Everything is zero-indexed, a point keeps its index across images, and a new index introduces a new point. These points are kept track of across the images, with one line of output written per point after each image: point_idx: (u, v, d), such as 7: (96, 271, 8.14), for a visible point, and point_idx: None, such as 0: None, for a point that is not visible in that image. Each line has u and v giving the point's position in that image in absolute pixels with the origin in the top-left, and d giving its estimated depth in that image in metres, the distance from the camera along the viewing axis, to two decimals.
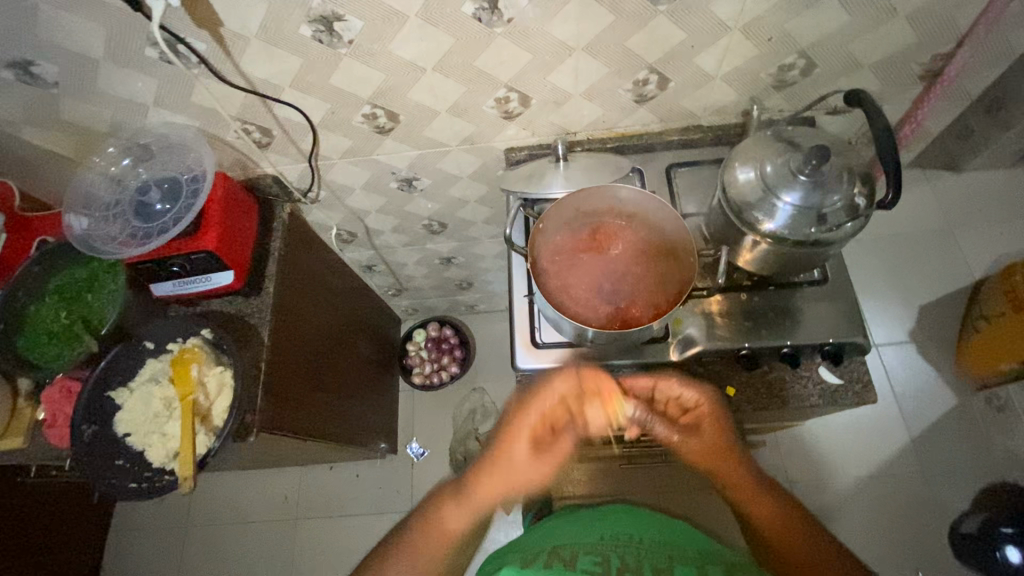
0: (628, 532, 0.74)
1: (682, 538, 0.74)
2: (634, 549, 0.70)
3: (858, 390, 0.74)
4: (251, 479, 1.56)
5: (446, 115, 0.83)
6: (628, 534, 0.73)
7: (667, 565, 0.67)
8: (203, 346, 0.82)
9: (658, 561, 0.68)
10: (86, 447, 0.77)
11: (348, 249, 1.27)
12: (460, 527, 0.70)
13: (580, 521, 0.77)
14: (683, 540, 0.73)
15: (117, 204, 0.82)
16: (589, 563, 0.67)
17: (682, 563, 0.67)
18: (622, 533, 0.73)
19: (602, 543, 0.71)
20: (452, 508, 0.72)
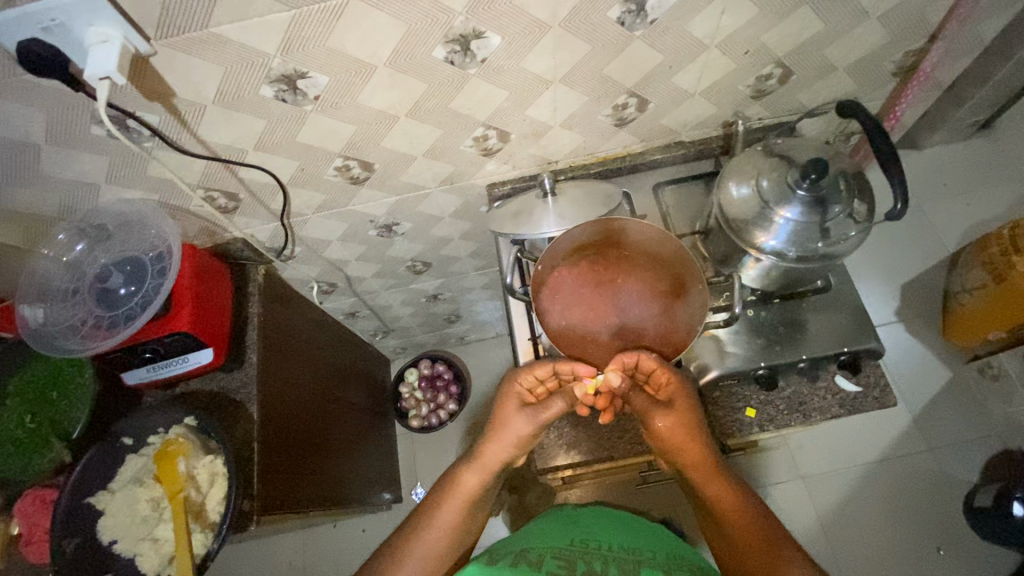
0: (597, 544, 0.78)
1: (649, 551, 0.79)
2: (601, 557, 0.74)
3: (878, 395, 0.73)
4: (251, 550, 1.47)
5: (423, 159, 0.79)
6: (596, 546, 0.77)
7: (634, 568, 0.72)
8: (188, 435, 0.75)
9: (624, 568, 0.72)
10: (69, 564, 0.69)
11: (330, 300, 1.21)
12: (456, 521, 0.74)
13: (551, 534, 0.81)
14: (647, 551, 0.79)
15: (76, 292, 0.75)
16: (557, 564, 0.70)
17: (646, 568, 0.72)
18: (591, 544, 0.77)
19: (571, 551, 0.75)
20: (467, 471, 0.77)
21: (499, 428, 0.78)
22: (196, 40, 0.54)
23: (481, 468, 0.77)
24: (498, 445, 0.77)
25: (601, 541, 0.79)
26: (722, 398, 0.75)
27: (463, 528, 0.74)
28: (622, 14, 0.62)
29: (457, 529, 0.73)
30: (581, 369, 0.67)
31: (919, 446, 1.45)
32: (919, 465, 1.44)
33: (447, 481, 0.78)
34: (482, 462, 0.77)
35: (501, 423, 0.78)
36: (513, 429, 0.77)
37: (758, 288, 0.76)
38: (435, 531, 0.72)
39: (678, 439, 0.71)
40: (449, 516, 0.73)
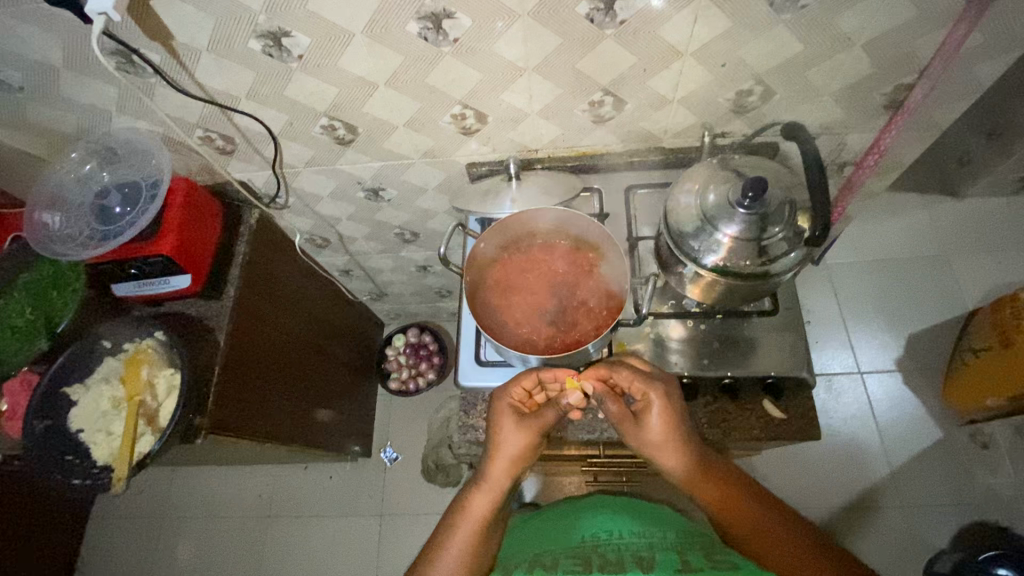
0: (606, 535, 0.82)
1: (658, 531, 0.82)
2: (613, 549, 0.78)
3: (802, 425, 0.72)
4: (227, 474, 1.59)
5: (404, 129, 0.83)
6: (606, 537, 0.81)
7: (647, 554, 0.76)
8: (154, 348, 0.84)
9: (635, 554, 0.76)
10: (35, 442, 0.78)
11: (324, 254, 1.28)
12: (475, 545, 0.69)
13: (561, 532, 0.85)
14: (656, 530, 0.83)
15: (80, 206, 0.84)
16: (571, 565, 0.75)
17: (660, 551, 0.76)
18: (600, 537, 0.82)
19: (582, 549, 0.79)
20: (475, 492, 0.73)
21: (498, 445, 0.74)
22: None
23: (489, 488, 0.73)
24: (501, 460, 0.73)
25: (609, 530, 0.83)
26: None
27: (480, 552, 0.69)
28: (591, 11, 0.63)
29: (473, 554, 0.69)
30: (560, 374, 0.69)
31: (893, 501, 1.39)
32: (889, 519, 1.38)
33: (455, 506, 0.73)
34: (489, 482, 0.73)
35: (497, 438, 0.74)
36: (509, 445, 0.73)
37: (701, 303, 0.76)
38: (453, 553, 0.68)
39: (664, 445, 0.69)
40: (463, 540, 0.69)
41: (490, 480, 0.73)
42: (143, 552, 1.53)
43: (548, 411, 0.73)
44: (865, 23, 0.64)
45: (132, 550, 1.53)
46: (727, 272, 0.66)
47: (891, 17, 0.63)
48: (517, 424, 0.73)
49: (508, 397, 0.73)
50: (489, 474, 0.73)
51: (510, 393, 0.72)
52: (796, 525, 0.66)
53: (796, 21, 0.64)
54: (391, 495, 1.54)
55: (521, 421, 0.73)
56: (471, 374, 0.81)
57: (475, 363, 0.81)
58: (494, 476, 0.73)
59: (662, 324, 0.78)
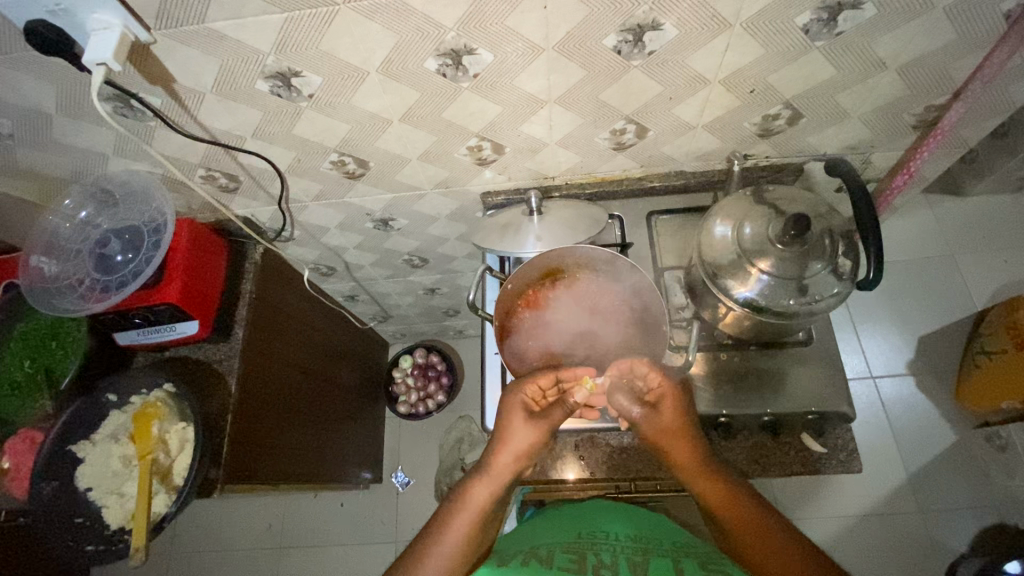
0: (604, 534, 0.75)
1: (655, 537, 0.75)
2: (609, 549, 0.70)
3: (842, 459, 0.71)
4: (236, 506, 1.55)
5: (417, 162, 0.80)
6: (603, 537, 0.74)
7: (642, 558, 0.69)
8: (166, 401, 0.80)
9: (631, 558, 0.69)
10: (43, 505, 0.74)
11: (329, 281, 1.24)
12: (472, 538, 0.63)
13: (557, 530, 0.76)
14: (654, 536, 0.75)
15: (78, 254, 0.80)
16: (565, 561, 0.67)
17: (656, 556, 0.69)
18: (597, 536, 0.74)
19: (578, 544, 0.71)
20: (475, 482, 0.67)
21: (505, 438, 0.68)
22: (193, 32, 0.56)
23: (491, 480, 0.67)
24: (504, 454, 0.68)
25: (607, 531, 0.75)
26: None
27: (476, 547, 0.63)
28: (619, 43, 0.60)
29: (469, 547, 0.62)
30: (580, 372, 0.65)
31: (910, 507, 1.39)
32: (907, 525, 1.39)
33: (452, 497, 0.67)
34: (490, 473, 0.67)
35: (505, 432, 0.68)
36: (517, 441, 0.68)
37: (734, 336, 0.74)
38: (448, 548, 0.61)
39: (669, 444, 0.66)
40: (458, 535, 0.62)
41: (492, 472, 0.67)
42: None
43: (560, 409, 0.68)
44: (902, 48, 0.62)
45: None
46: (763, 310, 0.63)
47: (928, 40, 0.61)
48: (527, 420, 0.69)
49: (519, 392, 0.69)
50: (493, 466, 0.67)
51: (524, 388, 0.68)
52: (798, 539, 0.60)
53: (831, 46, 0.62)
54: (406, 520, 1.51)
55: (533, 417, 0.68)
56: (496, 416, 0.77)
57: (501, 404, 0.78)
58: (498, 469, 0.67)
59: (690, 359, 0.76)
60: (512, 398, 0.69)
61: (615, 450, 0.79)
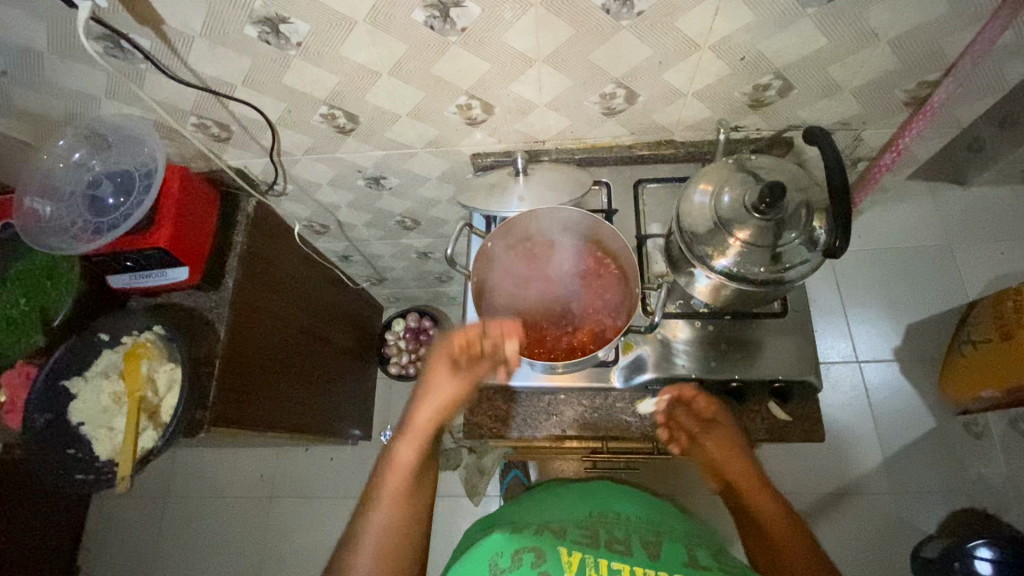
0: (615, 513, 0.76)
1: (666, 522, 0.76)
2: (622, 528, 0.72)
3: (807, 428, 0.73)
4: (228, 456, 1.60)
5: (407, 119, 0.80)
6: (615, 517, 0.75)
7: (655, 539, 0.70)
8: (156, 342, 0.83)
9: (644, 539, 0.70)
10: (38, 433, 0.79)
11: (323, 240, 1.25)
12: (408, 488, 0.67)
13: (568, 505, 0.78)
14: (667, 521, 0.76)
15: (71, 195, 0.81)
16: (578, 534, 0.69)
17: (669, 539, 0.70)
18: (609, 515, 0.75)
19: (592, 521, 0.73)
20: (406, 439, 0.69)
21: (426, 392, 0.70)
22: None
23: (413, 440, 0.69)
24: (427, 408, 0.69)
25: (618, 511, 0.77)
26: (654, 402, 0.77)
27: (415, 495, 0.68)
28: (607, 2, 0.60)
29: (407, 494, 0.67)
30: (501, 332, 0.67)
31: (886, 489, 1.41)
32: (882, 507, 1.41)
33: (382, 457, 0.70)
34: (414, 432, 0.69)
35: (427, 387, 0.70)
36: (438, 390, 0.70)
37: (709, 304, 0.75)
38: (389, 484, 0.67)
39: (721, 455, 0.70)
40: (395, 488, 0.67)
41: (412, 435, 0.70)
42: (149, 529, 1.56)
43: (484, 362, 0.70)
44: (894, 19, 0.62)
45: (135, 529, 1.56)
46: (738, 278, 0.64)
47: (919, 11, 0.61)
48: (452, 376, 0.71)
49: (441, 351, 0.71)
50: (417, 420, 0.70)
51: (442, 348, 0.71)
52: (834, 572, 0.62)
53: (822, 14, 0.61)
54: None
55: (455, 369, 0.70)
56: None
57: None
58: (423, 425, 0.69)
59: (666, 325, 0.77)
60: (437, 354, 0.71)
61: (587, 409, 0.78)
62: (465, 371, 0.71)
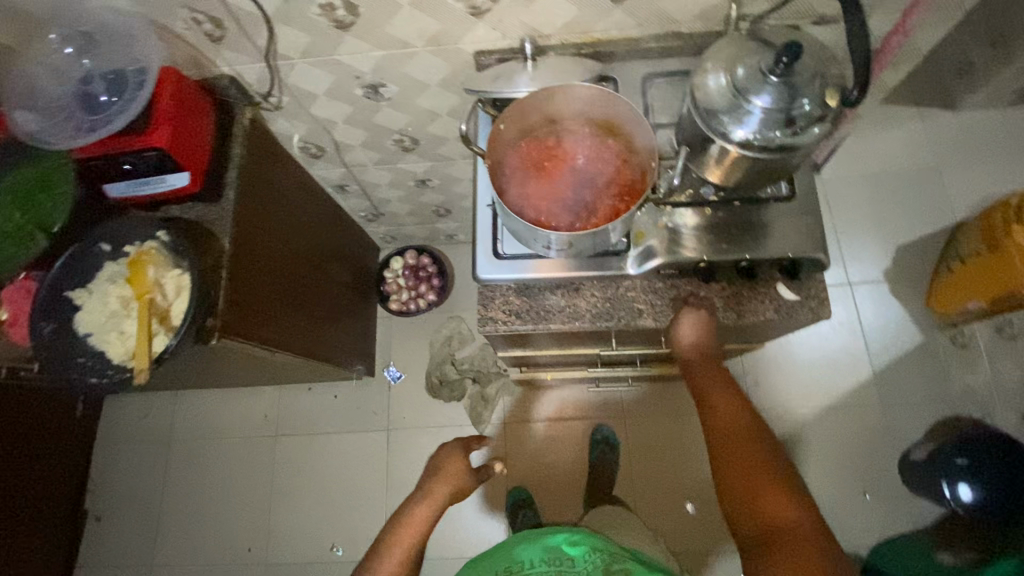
0: (521, 565, 0.81)
1: (567, 555, 0.82)
2: None
3: (813, 306, 0.76)
4: (230, 398, 1.60)
5: (408, 10, 0.78)
6: (520, 568, 0.80)
7: None
8: (159, 248, 0.81)
9: None
10: (45, 342, 0.78)
11: (319, 166, 1.22)
12: (419, 535, 0.80)
13: (486, 565, 0.83)
14: (566, 554, 0.82)
15: (61, 97, 0.80)
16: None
17: None
18: (515, 567, 0.81)
19: None
20: (421, 502, 0.84)
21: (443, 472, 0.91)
22: None
23: (430, 501, 0.84)
24: (441, 484, 0.88)
25: (524, 561, 0.82)
26: (664, 289, 0.79)
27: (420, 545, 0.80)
28: None
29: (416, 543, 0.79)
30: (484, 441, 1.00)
31: (875, 405, 1.47)
32: (874, 424, 1.46)
33: (399, 514, 0.83)
34: (433, 497, 0.85)
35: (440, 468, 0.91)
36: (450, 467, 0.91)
37: (720, 189, 0.75)
38: (404, 533, 0.80)
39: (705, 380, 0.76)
40: (411, 532, 0.80)
41: (429, 502, 0.84)
42: (155, 470, 1.57)
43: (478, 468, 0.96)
44: None
45: (141, 472, 1.57)
46: (752, 147, 0.65)
47: None
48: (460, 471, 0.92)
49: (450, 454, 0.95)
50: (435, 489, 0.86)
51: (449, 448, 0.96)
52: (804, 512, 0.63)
53: None
54: (398, 411, 1.57)
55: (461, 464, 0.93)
56: (491, 267, 0.77)
57: (493, 257, 0.77)
58: (438, 490, 0.86)
59: (677, 214, 0.77)
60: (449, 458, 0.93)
61: (600, 300, 0.80)
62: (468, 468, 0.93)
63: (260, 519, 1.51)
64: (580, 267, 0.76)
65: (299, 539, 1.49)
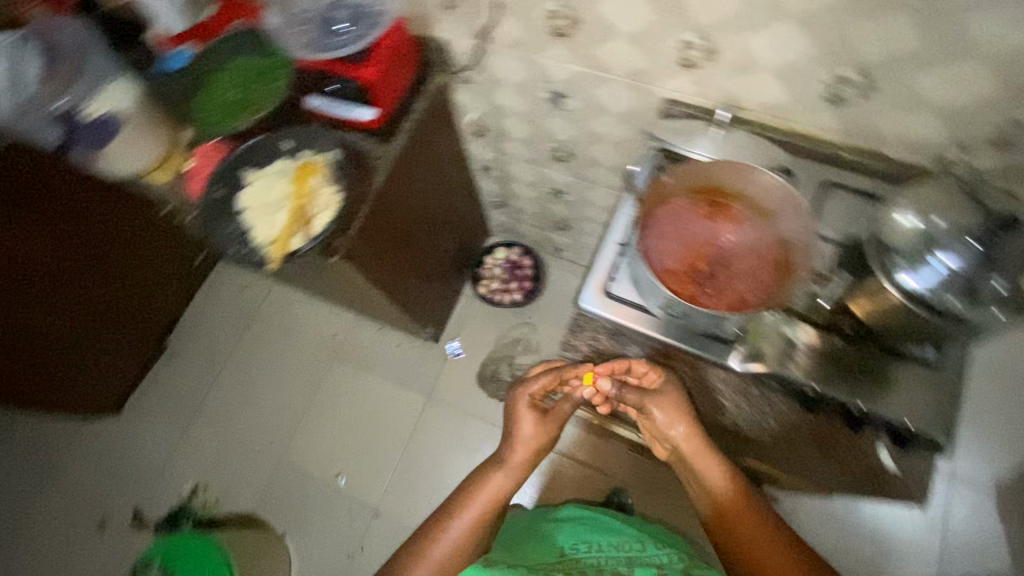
0: (585, 548, 0.87)
1: (634, 544, 0.88)
2: (591, 560, 0.82)
3: (908, 486, 0.69)
4: (314, 305, 1.74)
5: (623, 41, 0.80)
6: (584, 551, 0.85)
7: (626, 568, 0.80)
8: (326, 164, 0.92)
9: (616, 565, 0.81)
10: (213, 201, 0.90)
11: (474, 143, 1.28)
12: (488, 510, 0.88)
13: (544, 546, 0.88)
14: (631, 546, 0.88)
15: (307, 13, 0.92)
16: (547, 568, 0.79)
17: (639, 565, 0.81)
18: (579, 551, 0.85)
19: (562, 563, 0.82)
20: (495, 474, 0.92)
21: (517, 432, 0.93)
22: None
23: (507, 472, 0.92)
24: (518, 448, 0.92)
25: (587, 546, 0.87)
26: (756, 398, 0.73)
27: (486, 520, 0.88)
28: None
29: (489, 507, 0.89)
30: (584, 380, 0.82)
31: None
32: None
33: (473, 482, 0.93)
34: (508, 467, 0.92)
35: (514, 429, 0.93)
36: (524, 428, 0.93)
37: (854, 323, 0.71)
38: (474, 506, 0.89)
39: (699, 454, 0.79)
40: (478, 506, 0.89)
41: (493, 483, 0.91)
42: (231, 338, 1.75)
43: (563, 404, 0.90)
44: None
45: (220, 334, 1.75)
46: (920, 301, 0.62)
47: None
48: (536, 421, 0.93)
49: (525, 393, 0.92)
50: (510, 458, 0.92)
51: (528, 390, 0.91)
52: None
53: None
54: (444, 384, 1.62)
55: (538, 415, 0.93)
56: (596, 300, 0.78)
57: (602, 291, 0.78)
58: (513, 460, 0.92)
59: (794, 325, 0.73)
60: (520, 405, 0.93)
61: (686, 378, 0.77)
62: (546, 417, 0.93)
63: (293, 421, 1.63)
64: (681, 339, 0.75)
65: (316, 455, 1.59)
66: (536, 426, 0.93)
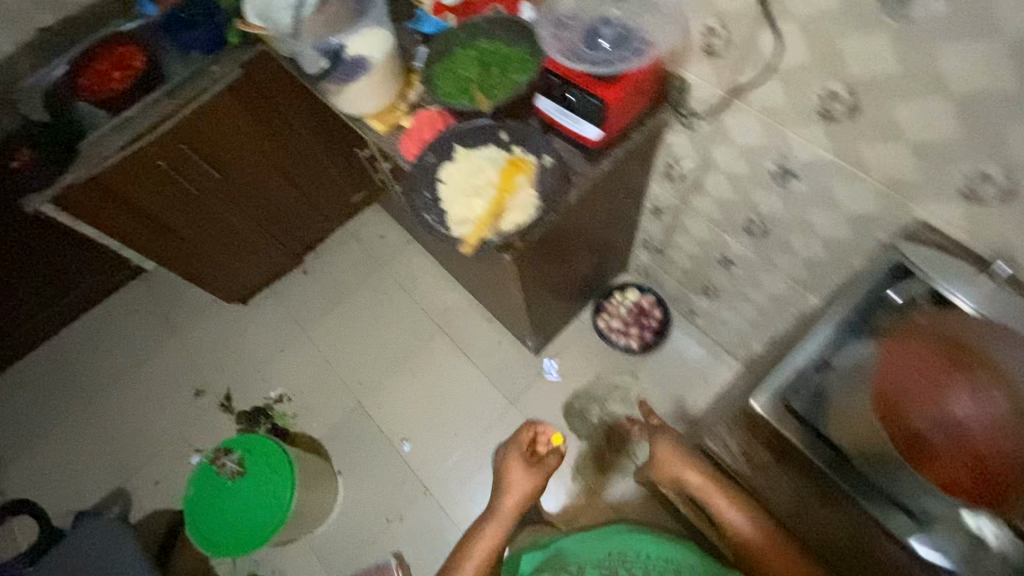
0: (636, 555, 0.90)
1: (685, 563, 0.88)
2: (637, 565, 0.88)
3: None
4: (437, 274, 1.80)
5: (904, 147, 0.73)
6: (631, 558, 0.90)
7: None
8: (534, 166, 0.92)
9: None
10: (422, 167, 0.94)
11: (657, 184, 1.23)
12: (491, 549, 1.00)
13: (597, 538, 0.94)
14: (682, 561, 0.88)
15: (572, 22, 0.93)
16: None
17: None
18: (626, 556, 0.90)
19: (610, 561, 0.90)
20: (490, 525, 1.03)
21: (507, 485, 1.07)
22: None
23: (499, 521, 1.03)
24: (511, 496, 1.06)
25: (637, 552, 0.91)
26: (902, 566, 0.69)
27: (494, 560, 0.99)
28: None
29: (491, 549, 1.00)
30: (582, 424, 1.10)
31: None
32: None
33: (473, 536, 1.03)
34: (499, 519, 1.03)
35: (506, 482, 1.08)
36: (516, 481, 1.07)
37: None
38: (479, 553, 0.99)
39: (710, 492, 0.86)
40: (475, 556, 0.99)
41: (492, 534, 1.01)
42: (351, 275, 1.84)
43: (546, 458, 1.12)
44: None
45: (344, 268, 1.85)
46: None
47: None
48: (524, 471, 1.08)
49: (513, 445, 1.14)
50: (500, 510, 1.05)
51: (516, 441, 1.14)
52: None
53: None
54: (529, 397, 1.60)
55: (525, 463, 1.10)
56: (775, 403, 0.73)
57: (782, 398, 0.73)
58: (504, 510, 1.04)
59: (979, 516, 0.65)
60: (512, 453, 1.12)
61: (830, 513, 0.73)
62: (536, 466, 1.09)
63: (381, 372, 1.69)
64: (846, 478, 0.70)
65: (391, 413, 1.64)
66: (524, 474, 1.08)
